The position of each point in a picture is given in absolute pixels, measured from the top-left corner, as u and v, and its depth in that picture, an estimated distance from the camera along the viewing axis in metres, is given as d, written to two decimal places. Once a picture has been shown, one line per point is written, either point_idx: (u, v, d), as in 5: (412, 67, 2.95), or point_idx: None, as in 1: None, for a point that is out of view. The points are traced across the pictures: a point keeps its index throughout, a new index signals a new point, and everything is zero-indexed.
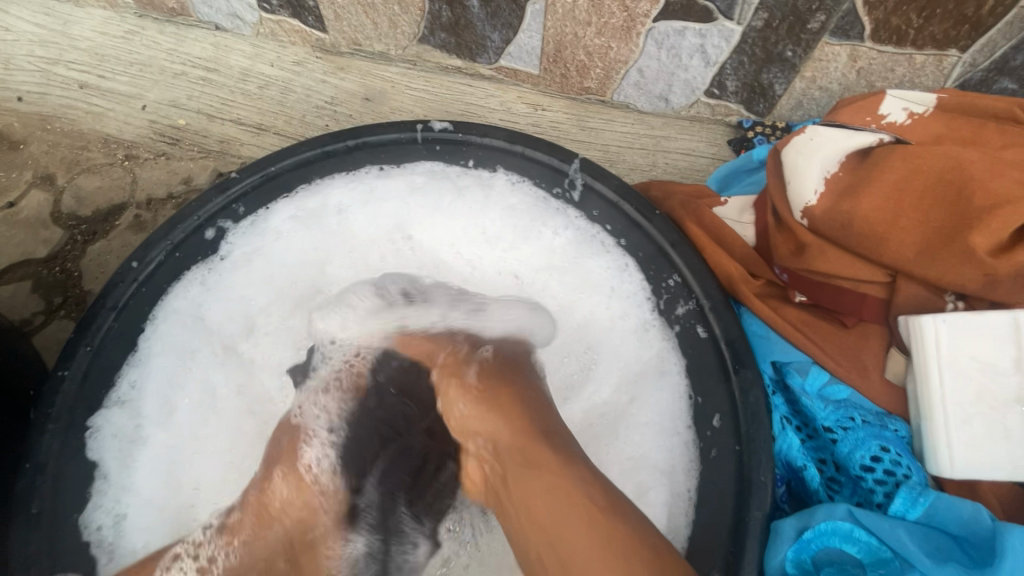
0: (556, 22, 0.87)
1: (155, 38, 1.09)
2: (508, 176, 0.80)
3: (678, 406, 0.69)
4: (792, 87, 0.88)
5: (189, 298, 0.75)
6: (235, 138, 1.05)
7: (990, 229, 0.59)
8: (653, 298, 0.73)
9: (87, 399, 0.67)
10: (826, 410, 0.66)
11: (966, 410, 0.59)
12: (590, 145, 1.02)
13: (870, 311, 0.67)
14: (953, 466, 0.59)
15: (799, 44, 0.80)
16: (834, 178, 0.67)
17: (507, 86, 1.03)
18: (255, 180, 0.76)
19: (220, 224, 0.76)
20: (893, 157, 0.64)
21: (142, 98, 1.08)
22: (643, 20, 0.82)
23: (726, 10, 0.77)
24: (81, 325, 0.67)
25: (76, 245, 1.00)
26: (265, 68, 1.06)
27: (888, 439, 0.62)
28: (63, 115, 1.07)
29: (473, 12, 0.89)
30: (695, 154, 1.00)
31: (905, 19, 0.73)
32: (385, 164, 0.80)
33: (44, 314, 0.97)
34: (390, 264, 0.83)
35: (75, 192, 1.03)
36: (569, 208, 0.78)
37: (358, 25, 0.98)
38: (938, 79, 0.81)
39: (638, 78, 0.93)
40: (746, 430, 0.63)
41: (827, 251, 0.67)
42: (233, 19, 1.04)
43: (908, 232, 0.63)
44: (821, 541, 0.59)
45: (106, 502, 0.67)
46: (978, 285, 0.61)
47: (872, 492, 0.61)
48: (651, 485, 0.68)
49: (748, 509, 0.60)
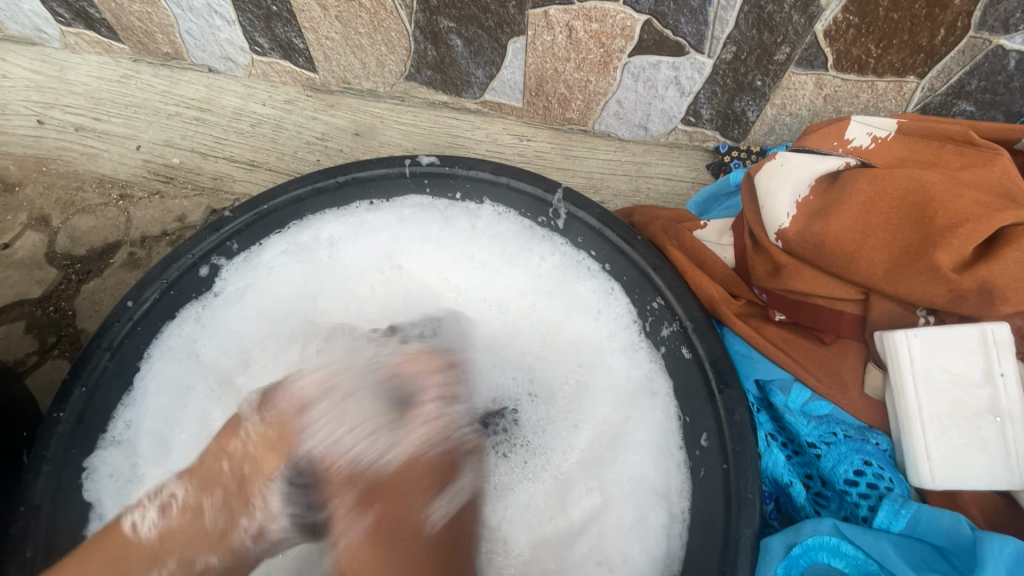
0: (537, 59, 0.90)
1: (150, 81, 1.12)
2: (494, 208, 0.82)
3: (670, 426, 0.71)
4: (764, 113, 0.92)
5: (183, 335, 0.76)
6: (228, 175, 1.08)
7: (953, 247, 0.62)
8: (639, 321, 0.76)
9: (81, 441, 0.67)
10: (809, 426, 0.68)
11: (942, 422, 0.62)
12: (573, 172, 1.05)
13: (847, 327, 0.69)
14: (934, 477, 0.61)
15: (767, 74, 0.84)
16: (806, 202, 0.71)
17: (492, 118, 1.07)
18: (248, 218, 0.77)
19: (214, 261, 0.77)
20: (859, 181, 0.67)
21: (138, 139, 1.11)
22: (619, 54, 0.86)
23: (697, 45, 0.81)
24: (75, 366, 0.68)
25: (70, 284, 1.02)
26: (257, 107, 1.10)
27: (870, 453, 0.64)
28: (59, 157, 1.10)
29: (458, 51, 0.93)
30: (676, 178, 1.04)
31: (864, 49, 0.78)
32: (375, 199, 0.82)
33: (37, 355, 0.98)
34: (380, 295, 0.84)
35: (70, 232, 1.05)
36: (555, 235, 0.81)
37: (347, 65, 1.02)
38: (901, 103, 0.85)
39: (617, 108, 0.97)
40: (733, 447, 0.64)
41: (803, 270, 0.69)
42: (225, 61, 1.08)
43: (878, 251, 0.65)
44: (808, 556, 0.60)
45: (112, 491, 0.69)
46: (945, 299, 0.63)
47: (857, 506, 0.63)
48: (649, 506, 0.69)
49: (738, 528, 0.61)
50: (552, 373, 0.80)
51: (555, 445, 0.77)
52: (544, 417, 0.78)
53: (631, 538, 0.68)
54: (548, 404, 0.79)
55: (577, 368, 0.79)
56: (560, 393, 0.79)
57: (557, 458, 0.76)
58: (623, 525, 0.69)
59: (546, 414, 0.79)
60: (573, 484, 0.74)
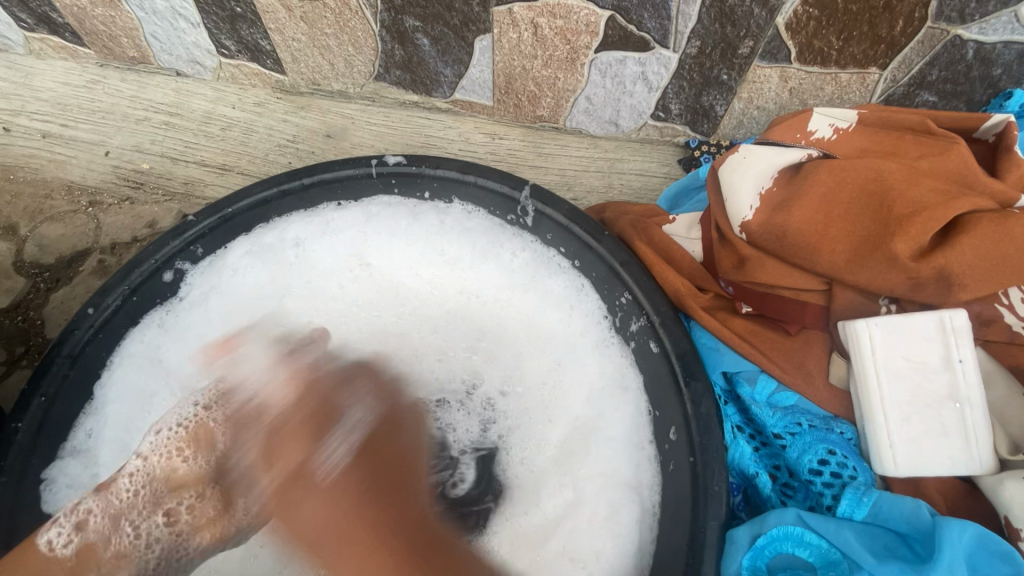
0: (504, 57, 0.90)
1: (118, 86, 1.11)
2: (463, 206, 0.82)
3: (640, 421, 0.71)
4: (732, 107, 0.93)
5: (146, 341, 0.75)
6: (198, 180, 1.07)
7: (910, 234, 0.62)
8: (609, 316, 0.76)
9: (43, 451, 0.66)
10: (775, 417, 0.68)
11: (904, 409, 0.62)
12: (547, 169, 1.05)
13: (811, 317, 0.70)
14: (896, 464, 0.62)
15: (733, 68, 0.84)
16: (768, 193, 0.71)
17: (464, 117, 1.06)
18: (212, 222, 0.76)
19: (178, 266, 0.76)
20: (820, 172, 0.67)
21: (106, 144, 1.09)
22: (585, 51, 0.86)
23: (661, 40, 0.81)
24: (34, 375, 0.66)
25: (39, 293, 1.00)
26: (227, 110, 1.09)
27: (833, 442, 0.65)
28: (26, 165, 1.08)
29: (425, 50, 0.93)
30: (648, 174, 1.04)
31: (826, 41, 0.78)
32: (342, 200, 0.82)
33: (5, 366, 0.96)
34: (350, 293, 0.84)
35: (38, 241, 1.04)
36: (524, 232, 0.81)
37: (316, 66, 1.02)
38: (865, 94, 0.86)
39: (587, 105, 0.97)
40: (698, 439, 0.64)
41: (766, 262, 0.70)
42: (193, 64, 1.07)
43: (839, 241, 0.66)
44: (773, 547, 0.60)
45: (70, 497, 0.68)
46: (904, 288, 0.64)
47: (821, 495, 0.63)
48: (622, 502, 0.68)
49: (705, 520, 0.61)
50: (525, 364, 0.80)
51: (530, 437, 0.77)
52: (518, 415, 0.78)
53: (605, 536, 0.67)
54: (517, 398, 0.79)
55: (551, 366, 0.78)
56: (531, 388, 0.79)
57: (533, 455, 0.76)
58: (596, 521, 0.68)
59: (519, 407, 0.78)
60: (547, 479, 0.74)
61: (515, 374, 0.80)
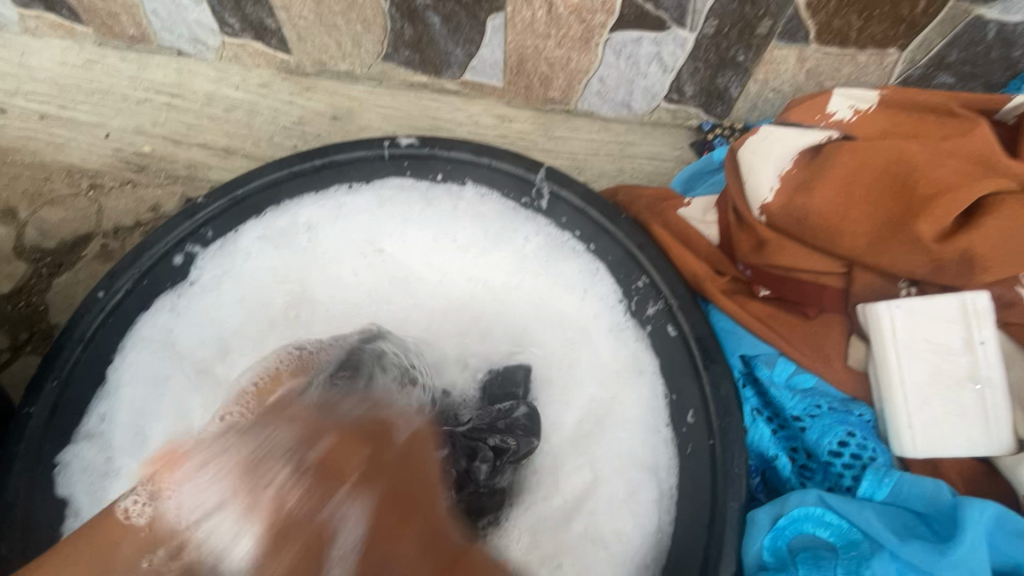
0: (517, 36, 0.88)
1: (116, 66, 1.08)
2: (478, 188, 0.81)
3: (658, 404, 0.71)
4: (747, 89, 0.91)
5: (158, 324, 0.74)
6: (202, 163, 1.05)
7: (933, 217, 0.62)
8: (625, 300, 0.75)
9: (55, 435, 0.66)
10: (794, 399, 0.68)
11: (923, 391, 0.62)
12: (557, 153, 1.04)
13: (830, 300, 0.70)
14: (916, 446, 0.62)
15: (750, 48, 0.83)
16: (788, 175, 0.70)
17: (472, 99, 1.05)
18: (223, 205, 0.75)
19: (189, 249, 0.75)
20: (841, 154, 0.67)
21: (106, 126, 1.07)
22: (600, 30, 0.84)
23: (678, 19, 0.80)
24: (47, 359, 0.67)
25: (41, 278, 0.98)
26: (230, 91, 1.07)
27: (853, 424, 0.65)
28: (24, 147, 1.06)
29: (435, 29, 0.91)
30: (660, 157, 1.03)
31: (846, 21, 0.77)
32: (354, 182, 0.80)
33: (9, 352, 0.95)
34: (364, 280, 0.82)
35: (39, 225, 1.01)
36: (539, 216, 0.79)
37: (322, 46, 0.99)
38: (882, 76, 0.85)
39: (599, 87, 0.96)
40: (718, 423, 0.65)
41: (786, 245, 0.69)
42: (194, 44, 1.05)
43: (860, 223, 0.65)
44: (794, 527, 0.61)
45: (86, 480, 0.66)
46: (926, 270, 0.64)
47: (841, 477, 0.64)
48: (640, 482, 0.69)
49: (725, 501, 0.62)
50: (545, 345, 0.79)
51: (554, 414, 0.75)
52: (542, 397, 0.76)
53: (625, 515, 0.68)
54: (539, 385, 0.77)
55: (569, 350, 0.78)
56: (551, 367, 0.78)
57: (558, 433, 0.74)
58: (617, 501, 0.69)
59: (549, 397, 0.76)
60: (565, 461, 0.73)
61: (531, 350, 0.79)
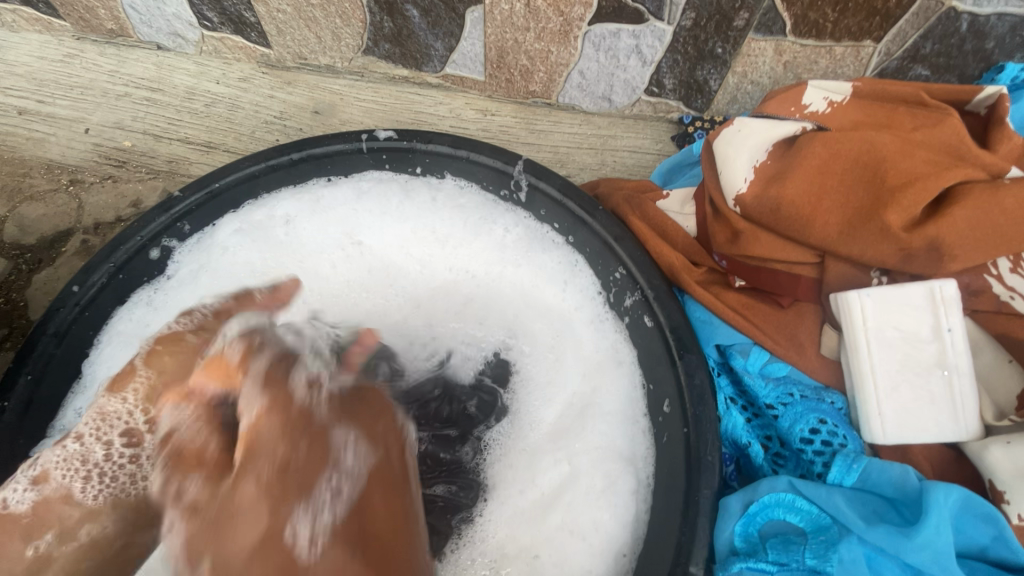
0: (496, 29, 0.88)
1: (96, 60, 1.07)
2: (455, 182, 0.81)
3: (636, 395, 0.72)
4: (726, 82, 0.92)
5: (134, 319, 0.74)
6: (183, 158, 1.04)
7: (902, 206, 0.63)
8: (603, 292, 0.76)
9: (29, 430, 0.65)
10: (767, 388, 0.69)
11: (893, 379, 0.63)
12: (539, 146, 1.04)
13: (804, 290, 0.70)
14: (885, 433, 0.63)
15: (727, 41, 0.84)
16: (762, 167, 0.71)
17: (454, 93, 1.05)
18: (199, 198, 0.74)
19: (165, 243, 0.74)
20: (814, 144, 0.67)
21: (86, 121, 1.06)
22: (579, 23, 0.84)
23: (655, 11, 0.80)
24: (21, 354, 0.66)
25: (21, 274, 0.98)
26: (211, 86, 1.06)
27: (824, 411, 0.66)
28: (3, 142, 1.05)
29: (415, 22, 0.91)
30: (641, 151, 1.03)
31: (821, 13, 0.78)
32: (332, 175, 0.80)
33: None
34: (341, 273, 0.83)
35: (19, 221, 1.01)
36: (518, 208, 0.80)
37: (302, 39, 0.99)
38: (859, 68, 0.86)
39: (580, 80, 0.96)
40: (692, 411, 0.64)
41: (760, 235, 0.70)
42: (174, 37, 1.04)
43: (831, 213, 0.66)
44: (765, 513, 0.61)
45: None
46: (896, 259, 0.65)
47: (812, 463, 0.65)
48: (617, 473, 0.69)
49: (698, 489, 0.60)
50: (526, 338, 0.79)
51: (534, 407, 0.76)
52: (520, 389, 0.77)
53: (601, 505, 0.68)
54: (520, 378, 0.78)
55: (551, 342, 0.78)
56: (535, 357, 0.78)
57: (538, 420, 0.75)
58: (594, 491, 0.69)
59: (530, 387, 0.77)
60: (542, 454, 0.73)
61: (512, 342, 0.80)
